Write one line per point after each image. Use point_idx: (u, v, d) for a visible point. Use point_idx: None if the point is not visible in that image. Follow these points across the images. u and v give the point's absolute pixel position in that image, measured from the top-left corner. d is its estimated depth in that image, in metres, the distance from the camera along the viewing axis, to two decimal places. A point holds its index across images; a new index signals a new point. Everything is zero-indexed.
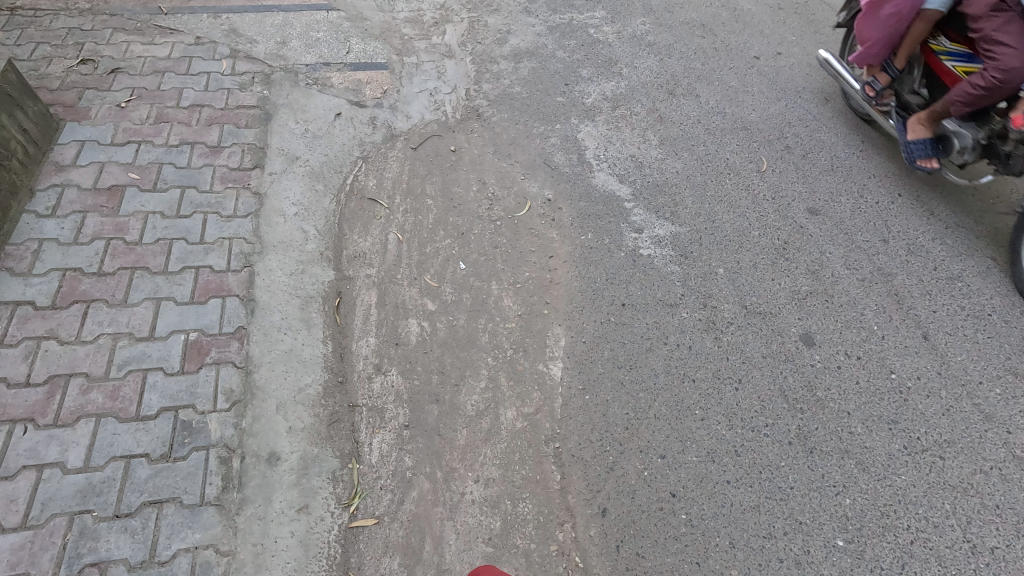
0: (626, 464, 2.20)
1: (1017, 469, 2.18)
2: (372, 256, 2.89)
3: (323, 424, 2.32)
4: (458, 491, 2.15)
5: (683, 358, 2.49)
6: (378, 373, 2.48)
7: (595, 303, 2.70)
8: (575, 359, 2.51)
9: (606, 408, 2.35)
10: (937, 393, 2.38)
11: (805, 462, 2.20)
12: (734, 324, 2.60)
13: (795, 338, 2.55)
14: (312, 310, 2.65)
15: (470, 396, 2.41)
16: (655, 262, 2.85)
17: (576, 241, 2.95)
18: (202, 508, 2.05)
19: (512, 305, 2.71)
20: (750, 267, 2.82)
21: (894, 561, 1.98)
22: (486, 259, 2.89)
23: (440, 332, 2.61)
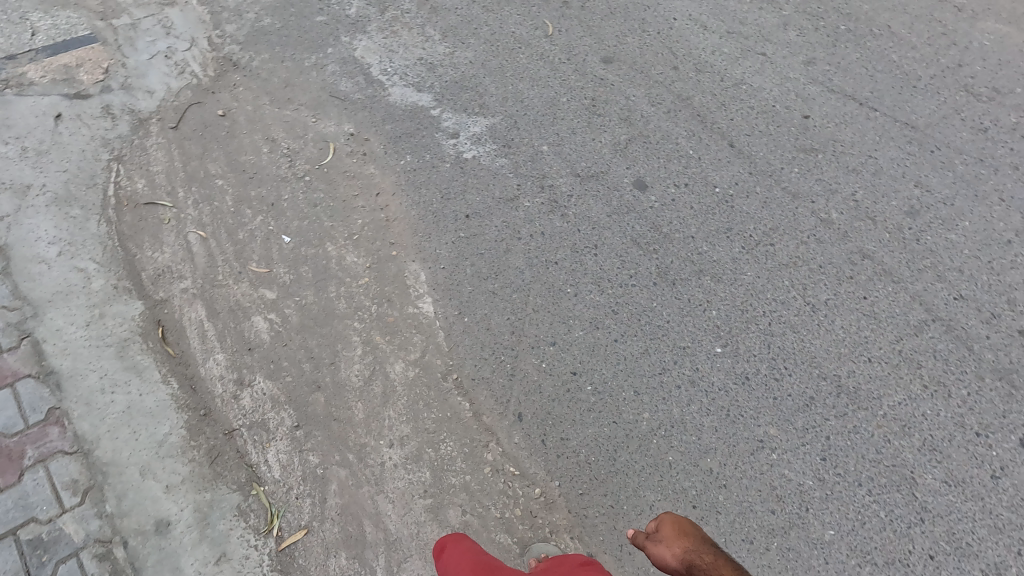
0: (524, 365, 2.23)
1: (827, 229, 2.52)
2: (179, 266, 2.48)
3: (205, 465, 2.06)
4: (376, 463, 2.07)
5: (541, 246, 2.50)
6: (243, 388, 2.22)
7: (440, 225, 2.57)
8: (441, 288, 2.42)
9: (487, 322, 2.33)
10: (754, 191, 2.63)
11: (672, 294, 2.37)
12: (574, 195, 2.64)
13: (629, 188, 2.65)
14: (134, 353, 2.25)
15: (351, 367, 2.25)
16: (483, 161, 2.74)
17: (398, 169, 2.74)
18: None
19: (358, 259, 2.50)
20: (570, 135, 2.82)
21: (762, 346, 2.26)
22: (311, 222, 2.60)
23: (292, 317, 2.37)
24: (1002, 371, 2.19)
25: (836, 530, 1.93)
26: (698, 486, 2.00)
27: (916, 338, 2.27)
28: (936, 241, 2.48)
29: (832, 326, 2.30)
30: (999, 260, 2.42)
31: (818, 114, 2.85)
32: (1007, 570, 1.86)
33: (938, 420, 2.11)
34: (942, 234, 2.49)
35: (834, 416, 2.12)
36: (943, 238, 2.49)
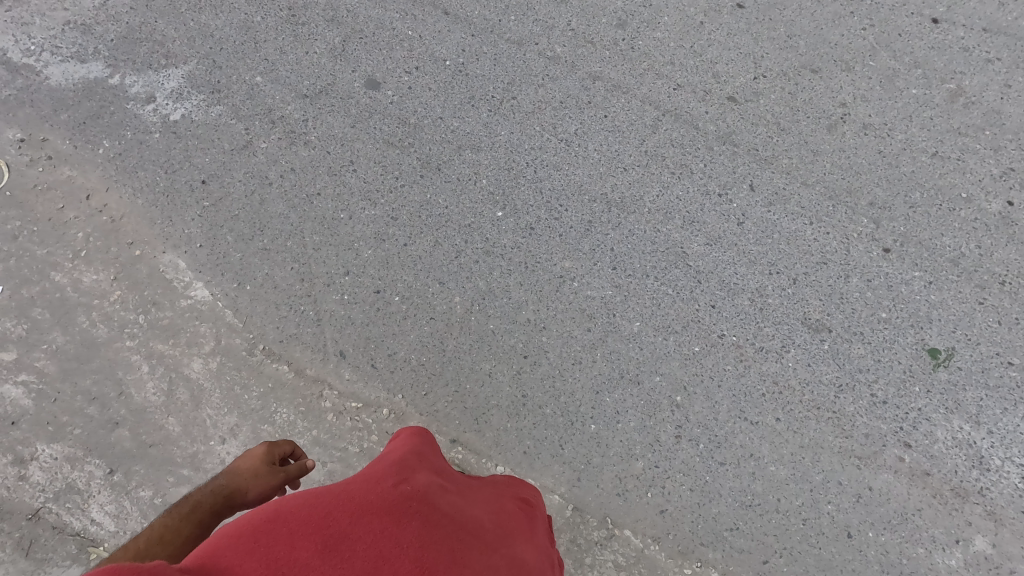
0: (327, 305, 2.16)
1: (556, 65, 2.62)
2: None
3: (21, 559, 1.90)
4: (215, 464, 1.96)
5: (296, 183, 2.34)
6: (28, 463, 1.96)
7: (178, 202, 2.29)
8: (208, 268, 2.20)
9: (272, 281, 2.19)
10: (481, 52, 2.62)
11: (441, 180, 2.38)
12: (309, 119, 2.45)
13: (363, 91, 2.52)
14: None
15: (144, 387, 2.03)
16: (194, 117, 2.42)
17: (98, 160, 2.34)
18: None
19: (97, 276, 2.17)
20: (279, 54, 2.55)
21: (536, 194, 2.38)
22: (20, 258, 2.19)
23: (49, 367, 2.05)
24: (724, 136, 2.51)
25: (641, 320, 2.21)
26: (522, 339, 2.15)
27: (655, 135, 2.52)
28: (647, 43, 2.67)
29: (586, 152, 2.47)
30: (700, 41, 2.67)
31: None
32: (766, 291, 2.27)
33: (689, 197, 2.41)
34: (650, 34, 2.69)
35: (612, 230, 2.34)
36: (652, 38, 2.68)
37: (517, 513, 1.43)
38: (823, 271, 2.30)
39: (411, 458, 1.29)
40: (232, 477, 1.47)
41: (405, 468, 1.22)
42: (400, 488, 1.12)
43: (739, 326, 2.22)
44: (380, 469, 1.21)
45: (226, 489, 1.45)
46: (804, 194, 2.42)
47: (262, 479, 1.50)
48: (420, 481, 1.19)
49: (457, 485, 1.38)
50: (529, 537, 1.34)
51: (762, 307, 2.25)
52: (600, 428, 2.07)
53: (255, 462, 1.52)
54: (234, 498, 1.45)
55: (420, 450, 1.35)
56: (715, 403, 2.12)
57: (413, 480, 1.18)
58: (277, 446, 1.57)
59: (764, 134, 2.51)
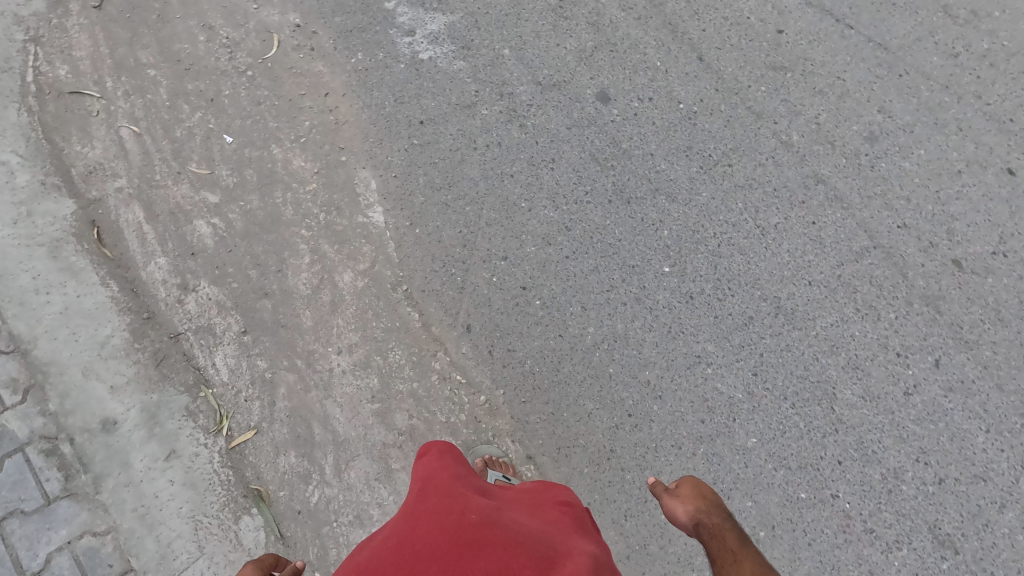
0: (475, 279, 2.24)
1: (785, 152, 2.50)
2: (114, 164, 2.34)
3: (150, 367, 2.06)
4: (325, 369, 2.10)
5: (497, 157, 2.43)
6: (187, 292, 2.18)
7: (393, 131, 2.46)
8: (392, 198, 2.35)
9: (438, 234, 2.30)
10: (717, 109, 2.56)
11: (626, 213, 2.37)
12: (534, 105, 2.53)
13: (592, 100, 2.55)
14: (69, 254, 2.18)
15: (299, 275, 2.22)
16: (439, 62, 2.57)
17: (348, 67, 2.56)
18: (54, 505, 1.87)
19: (305, 164, 2.39)
20: (534, 37, 2.65)
21: (709, 266, 2.31)
22: (255, 121, 2.45)
23: (236, 223, 2.28)
24: (930, 298, 2.28)
25: (757, 438, 2.09)
26: (634, 397, 2.11)
27: (855, 264, 2.34)
28: (890, 169, 2.47)
29: (777, 249, 2.35)
30: (948, 190, 2.43)
31: (793, 30, 2.69)
32: (903, 475, 2.05)
33: (864, 341, 2.23)
34: (897, 162, 2.48)
35: (769, 336, 2.21)
36: (897, 166, 2.47)
37: (566, 512, 1.40)
38: (978, 487, 2.04)
39: (445, 484, 1.31)
40: None
41: (443, 499, 1.24)
42: (448, 530, 1.14)
43: (858, 496, 2.03)
44: (433, 498, 1.26)
45: None
46: (993, 397, 2.14)
47: None
48: (463, 511, 1.20)
49: (499, 494, 1.37)
50: (586, 536, 1.32)
51: (892, 489, 2.04)
52: (670, 519, 1.99)
53: None
54: None
55: (450, 471, 1.36)
56: (796, 557, 1.97)
57: (456, 511, 1.20)
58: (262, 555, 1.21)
59: (976, 316, 2.25)
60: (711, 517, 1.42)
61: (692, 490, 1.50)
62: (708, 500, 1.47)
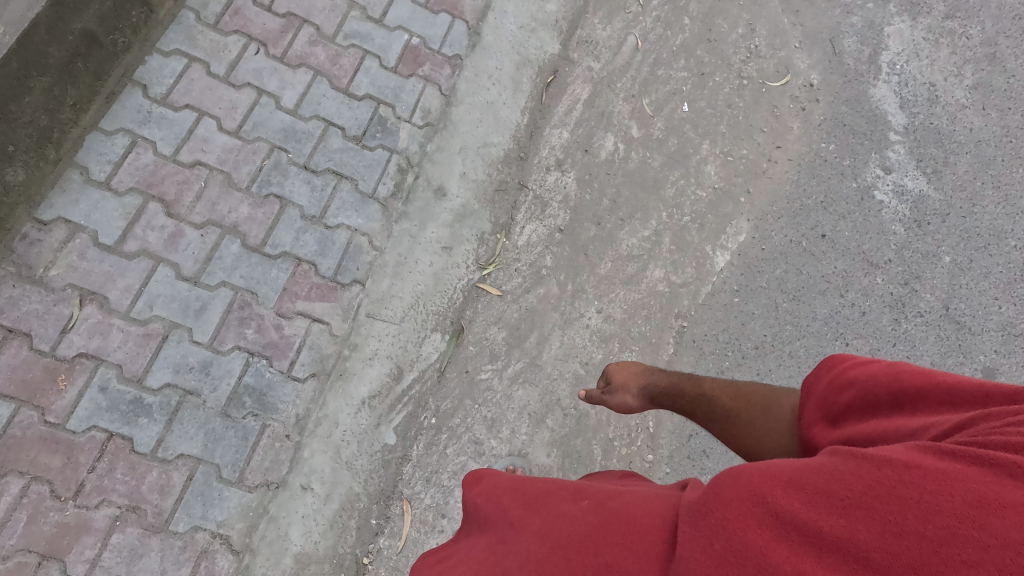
0: (737, 376, 2.17)
1: None
2: (604, 50, 2.59)
3: (491, 186, 2.30)
4: (578, 310, 2.19)
5: (849, 319, 2.29)
6: (557, 168, 2.38)
7: (796, 219, 2.42)
8: (744, 260, 2.34)
9: (747, 320, 2.25)
10: None
11: None
12: (922, 317, 2.32)
13: (974, 366, 2.28)
14: (525, 74, 2.48)
15: (630, 237, 2.31)
16: (883, 211, 2.46)
17: (813, 146, 2.55)
18: (371, 201, 2.11)
19: (713, 175, 2.46)
20: (981, 273, 2.41)
21: None
22: (713, 115, 2.56)
23: (631, 162, 2.43)
24: None
25: None
26: None
27: None
28: None
29: None
30: None
31: None
32: None
33: None
34: None
35: None
36: None
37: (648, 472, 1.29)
38: None
39: (530, 498, 1.17)
40: None
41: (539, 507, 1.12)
42: (574, 531, 1.02)
43: None
44: (530, 501, 1.16)
45: None
46: None
47: None
48: (572, 509, 1.07)
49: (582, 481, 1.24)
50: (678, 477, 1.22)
51: None
52: None
53: None
54: None
55: (524, 484, 1.23)
56: None
57: (565, 512, 1.07)
58: None
59: None
60: (656, 379, 1.53)
61: (628, 375, 1.62)
62: (641, 374, 1.59)
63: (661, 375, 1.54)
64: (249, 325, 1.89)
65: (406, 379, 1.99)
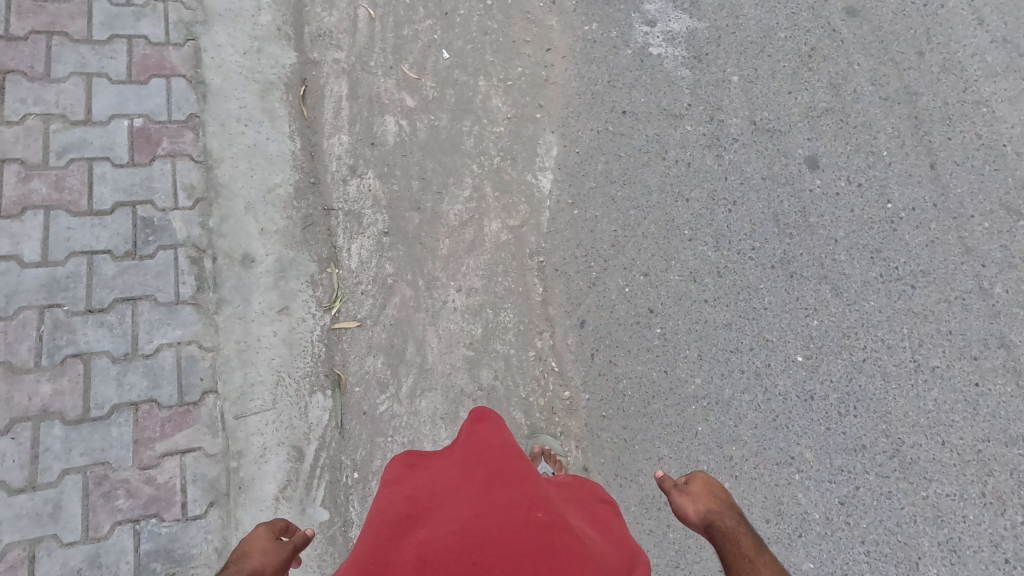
0: (608, 281, 2.20)
1: (980, 300, 2.25)
2: (340, 36, 2.43)
3: (297, 227, 2.17)
4: (440, 298, 2.14)
5: (680, 176, 2.35)
6: (353, 176, 2.27)
7: (594, 109, 2.42)
8: (566, 172, 2.34)
9: (594, 224, 2.27)
10: (926, 224, 2.33)
11: (783, 285, 2.23)
12: (739, 141, 2.40)
13: (798, 161, 2.39)
14: (274, 98, 2.30)
15: (453, 205, 2.26)
16: (665, 63, 2.48)
17: (579, 32, 2.51)
18: (179, 306, 1.95)
19: (502, 107, 2.40)
20: (768, 76, 2.50)
21: (843, 376, 2.15)
22: (474, 48, 2.46)
23: (420, 133, 2.34)
24: None
25: (815, 565, 1.99)
26: (711, 463, 2.03)
27: (1004, 447, 2.10)
28: None
29: (924, 393, 2.15)
30: None
31: None
32: None
33: (975, 528, 2.03)
34: None
35: (874, 473, 2.06)
36: None
37: (605, 513, 1.42)
38: None
39: (501, 470, 1.25)
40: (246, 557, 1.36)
41: (500, 486, 1.21)
42: (513, 531, 1.11)
43: None
44: (492, 473, 1.25)
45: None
46: None
47: (268, 556, 1.38)
48: (521, 510, 1.15)
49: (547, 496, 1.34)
50: (627, 540, 1.32)
51: None
52: None
53: (259, 540, 1.42)
54: None
55: (508, 454, 1.29)
56: None
57: (518, 507, 1.16)
58: (274, 522, 1.51)
59: None
60: (724, 518, 1.44)
61: (704, 487, 1.51)
62: (718, 500, 1.49)
63: (730, 518, 1.45)
64: (117, 496, 1.77)
65: (308, 453, 1.94)
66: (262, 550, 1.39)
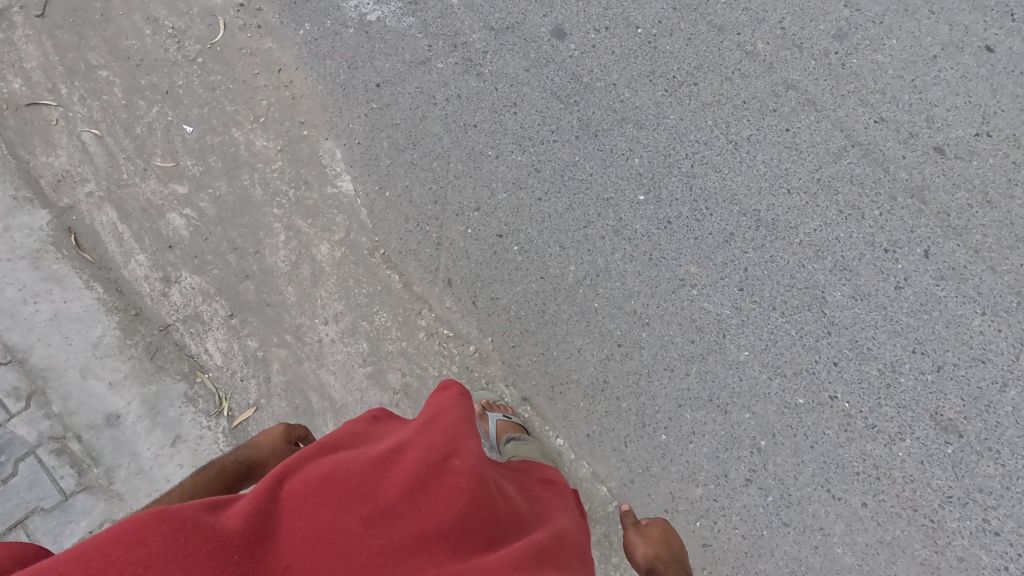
0: (450, 233, 2.23)
1: (752, 62, 2.40)
2: (79, 168, 2.32)
3: (144, 360, 2.08)
4: (314, 340, 2.12)
5: (458, 109, 2.39)
6: (170, 284, 2.18)
7: (351, 98, 2.42)
8: (359, 165, 2.34)
9: (409, 194, 2.29)
10: (678, 28, 2.45)
11: (594, 147, 2.33)
12: (489, 52, 2.45)
13: (547, 38, 2.46)
14: (50, 262, 2.19)
15: (277, 254, 2.21)
16: (388, 22, 2.48)
17: (298, 40, 2.49)
18: (70, 500, 1.90)
19: (268, 143, 2.36)
20: None
21: (684, 189, 2.27)
22: (211, 108, 2.40)
23: (208, 210, 2.27)
24: (914, 188, 2.21)
25: (750, 351, 2.09)
26: (622, 327, 2.12)
27: (834, 165, 2.27)
28: (862, 64, 2.35)
29: (753, 162, 2.29)
30: (926, 76, 2.31)
31: None
32: (900, 368, 2.05)
33: (849, 242, 2.18)
34: (868, 56, 2.35)
35: (752, 250, 2.19)
36: (869, 60, 2.35)
37: (548, 493, 1.39)
38: (978, 369, 2.02)
39: (440, 412, 1.26)
40: (257, 449, 1.39)
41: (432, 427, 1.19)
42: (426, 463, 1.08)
43: (856, 393, 2.04)
44: (429, 422, 1.23)
45: (250, 459, 1.37)
46: (986, 280, 2.10)
47: (278, 456, 1.41)
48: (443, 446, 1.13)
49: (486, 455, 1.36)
50: (554, 515, 1.28)
51: (890, 383, 2.04)
52: (670, 440, 2.02)
53: (274, 438, 1.43)
54: (253, 472, 1.37)
55: (454, 405, 1.29)
56: (800, 462, 1.99)
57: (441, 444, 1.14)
58: (296, 427, 1.49)
59: (963, 201, 2.18)
60: (664, 563, 1.64)
61: (659, 536, 1.73)
62: (668, 549, 1.68)
63: (673, 566, 1.62)
64: None
65: None
66: (275, 449, 1.41)
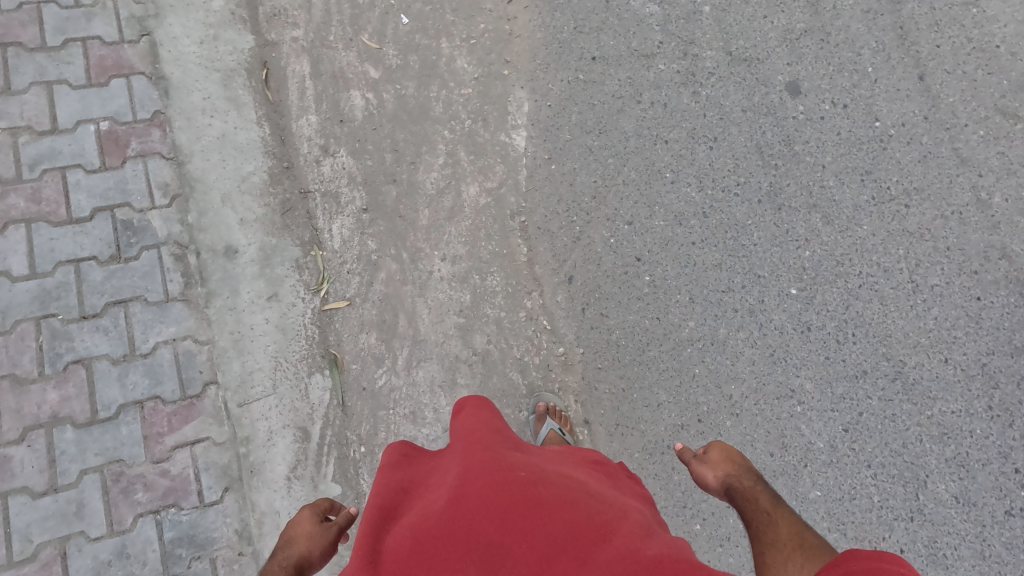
0: (593, 233, 2.18)
1: (977, 212, 2.15)
2: (296, 12, 2.37)
3: (277, 213, 2.17)
4: (426, 269, 2.14)
5: (657, 118, 2.28)
6: (326, 155, 2.24)
7: (561, 59, 2.34)
8: (540, 127, 2.29)
9: (573, 177, 2.23)
10: (918, 139, 2.22)
11: (772, 219, 2.18)
12: (715, 75, 2.31)
13: (779, 88, 2.29)
14: (237, 86, 2.28)
15: (429, 174, 2.23)
16: (632, 1, 2.37)
17: None
18: (169, 304, 2.03)
19: (468, 67, 2.34)
20: (741, 0, 2.35)
21: (839, 304, 2.11)
22: (432, 9, 2.38)
23: (388, 104, 2.29)
24: None
25: (821, 493, 1.99)
26: (710, 404, 2.03)
27: (1008, 358, 2.04)
28: None
29: (924, 313, 2.10)
30: None
31: None
32: None
33: (983, 443, 1.99)
34: None
35: (878, 398, 2.04)
36: None
37: (602, 469, 1.34)
38: None
39: (476, 436, 1.22)
40: (292, 544, 1.27)
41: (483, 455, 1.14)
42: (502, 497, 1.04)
43: None
44: (472, 447, 1.18)
45: (292, 560, 1.24)
46: None
47: (318, 536, 1.30)
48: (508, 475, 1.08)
49: (531, 449, 1.32)
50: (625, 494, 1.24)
51: None
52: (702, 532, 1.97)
53: (306, 525, 1.32)
54: (302, 568, 1.24)
55: (483, 424, 1.25)
56: None
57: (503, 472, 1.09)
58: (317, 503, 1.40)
59: None
60: (741, 479, 1.42)
61: (721, 453, 1.52)
62: (738, 465, 1.47)
63: (748, 478, 1.43)
64: (135, 489, 1.91)
65: (314, 432, 2.01)
66: (309, 534, 1.30)
